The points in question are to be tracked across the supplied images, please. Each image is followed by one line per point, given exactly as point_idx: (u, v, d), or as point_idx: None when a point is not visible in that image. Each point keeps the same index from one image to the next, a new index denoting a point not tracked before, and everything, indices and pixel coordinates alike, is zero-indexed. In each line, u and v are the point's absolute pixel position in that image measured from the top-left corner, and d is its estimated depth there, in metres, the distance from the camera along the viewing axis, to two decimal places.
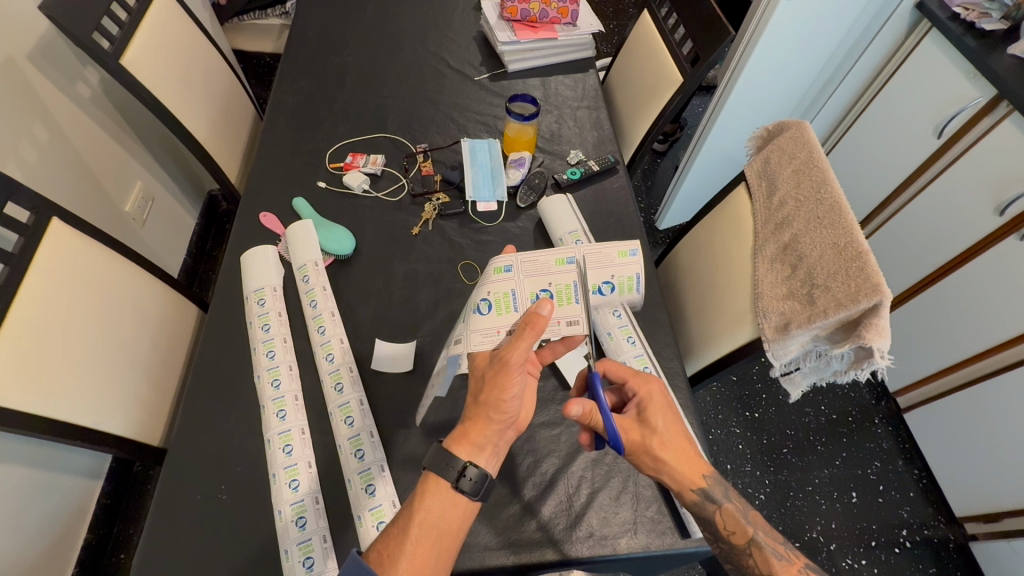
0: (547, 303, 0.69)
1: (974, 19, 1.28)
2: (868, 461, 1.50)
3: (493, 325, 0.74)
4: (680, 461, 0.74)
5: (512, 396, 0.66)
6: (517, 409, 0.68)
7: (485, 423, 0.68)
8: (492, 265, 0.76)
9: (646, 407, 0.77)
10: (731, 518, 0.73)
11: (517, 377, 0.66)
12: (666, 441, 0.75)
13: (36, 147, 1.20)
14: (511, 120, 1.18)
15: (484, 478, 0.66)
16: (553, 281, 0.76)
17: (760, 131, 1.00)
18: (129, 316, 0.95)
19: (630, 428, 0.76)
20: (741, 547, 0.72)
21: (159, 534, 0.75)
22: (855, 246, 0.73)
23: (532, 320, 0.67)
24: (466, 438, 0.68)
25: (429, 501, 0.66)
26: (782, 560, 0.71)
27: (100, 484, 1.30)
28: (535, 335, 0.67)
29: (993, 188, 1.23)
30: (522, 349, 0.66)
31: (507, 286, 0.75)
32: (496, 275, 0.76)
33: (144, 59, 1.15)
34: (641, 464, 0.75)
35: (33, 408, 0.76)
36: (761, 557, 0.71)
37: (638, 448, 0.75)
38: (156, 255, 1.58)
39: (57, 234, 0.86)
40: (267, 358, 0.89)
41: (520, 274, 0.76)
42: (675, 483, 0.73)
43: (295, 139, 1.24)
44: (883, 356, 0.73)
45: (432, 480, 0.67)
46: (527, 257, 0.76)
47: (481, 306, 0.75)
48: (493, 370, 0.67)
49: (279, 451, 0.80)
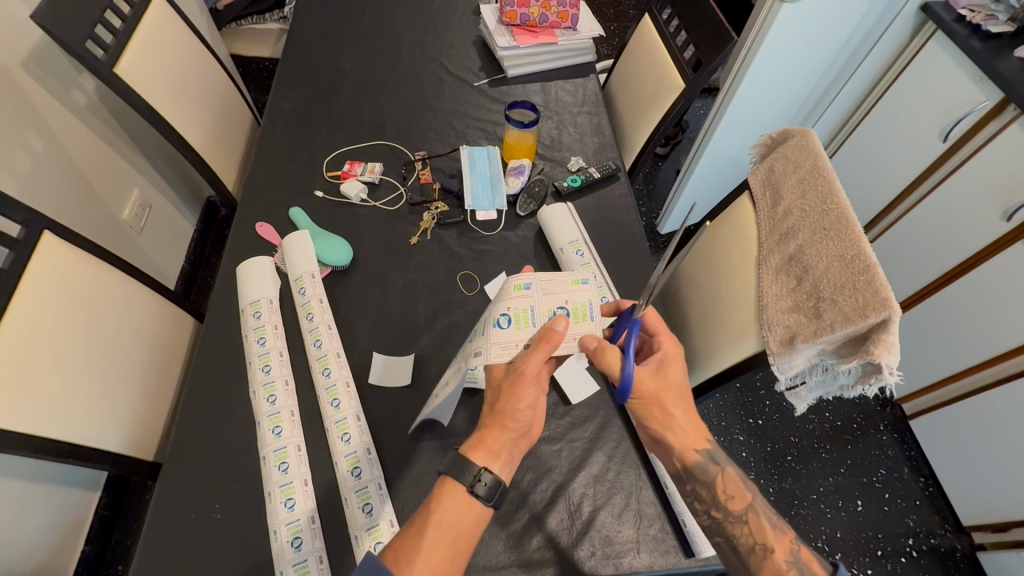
0: (562, 319, 0.71)
1: (980, 21, 1.26)
2: (873, 469, 1.48)
3: (511, 339, 0.74)
4: (689, 421, 0.77)
5: (527, 405, 0.69)
6: (529, 419, 0.69)
7: (501, 430, 0.68)
8: (512, 282, 0.78)
9: (666, 363, 0.79)
10: (732, 483, 0.74)
11: (530, 389, 0.69)
12: (678, 397, 0.77)
13: (30, 156, 1.18)
14: (510, 128, 1.16)
15: (499, 483, 0.65)
16: (570, 299, 0.77)
17: (763, 138, 0.99)
18: (123, 330, 0.94)
19: (647, 378, 0.77)
20: (737, 514, 0.71)
21: (153, 555, 0.73)
22: (862, 258, 0.71)
23: (546, 334, 0.70)
24: (482, 444, 0.67)
25: (446, 503, 0.64)
26: (777, 529, 0.70)
27: (97, 495, 1.28)
28: (552, 347, 0.70)
29: (999, 194, 1.21)
30: (537, 361, 0.69)
31: (527, 302, 0.76)
32: (516, 292, 0.77)
33: (138, 67, 1.14)
34: (649, 415, 0.77)
35: (24, 427, 0.75)
36: (757, 525, 0.70)
37: (651, 399, 0.77)
38: (153, 262, 1.57)
39: (49, 247, 0.85)
40: (263, 373, 0.87)
41: (539, 292, 0.77)
42: (680, 441, 0.75)
43: (292, 147, 1.23)
44: (892, 372, 0.72)
45: (448, 484, 0.66)
46: (547, 277, 0.78)
47: (501, 320, 0.75)
48: (512, 379, 0.69)
49: (275, 469, 0.79)
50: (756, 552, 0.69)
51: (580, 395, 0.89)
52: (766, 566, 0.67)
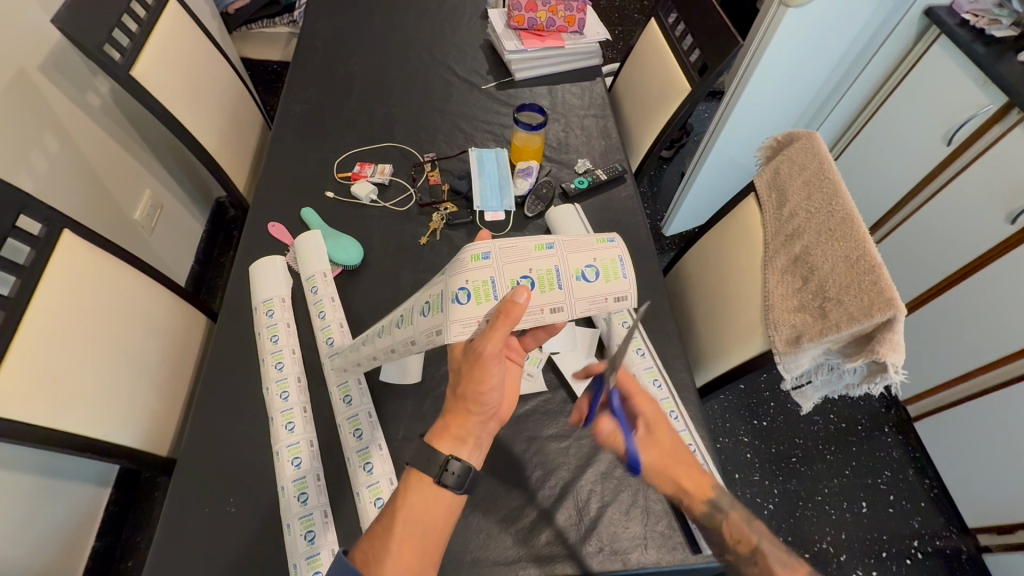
0: (524, 291, 0.64)
1: (983, 26, 1.27)
2: (878, 471, 1.48)
3: (472, 315, 0.68)
4: (693, 474, 0.75)
5: (490, 387, 0.65)
6: (496, 401, 0.67)
7: (465, 416, 0.67)
8: (469, 251, 0.70)
9: (652, 426, 0.78)
10: (735, 526, 0.71)
11: (493, 368, 0.64)
12: (679, 455, 0.77)
13: (47, 157, 1.21)
14: (519, 130, 1.19)
15: (468, 471, 0.65)
16: (533, 266, 0.72)
17: (769, 142, 1.00)
18: (139, 326, 0.96)
19: (646, 447, 0.76)
20: (745, 556, 0.68)
21: (168, 548, 0.75)
22: (868, 258, 0.73)
23: (506, 309, 0.63)
24: (446, 432, 0.67)
25: (412, 498, 0.65)
26: (787, 566, 0.65)
27: (107, 492, 1.30)
28: (511, 324, 0.63)
29: (1003, 196, 1.22)
30: (497, 340, 0.64)
31: (485, 274, 0.69)
32: (473, 263, 0.69)
33: (153, 71, 1.16)
34: (659, 483, 0.75)
35: (42, 420, 0.76)
36: (767, 565, 0.66)
37: (656, 468, 0.75)
38: (164, 262, 1.59)
39: (68, 245, 0.87)
40: (276, 369, 0.89)
41: (499, 261, 0.70)
42: (692, 497, 0.74)
43: (303, 148, 1.25)
44: (897, 371, 0.73)
45: (415, 476, 0.66)
46: (506, 244, 0.71)
47: (459, 296, 0.68)
48: (469, 361, 0.65)
49: (288, 463, 0.80)
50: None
51: None
52: None
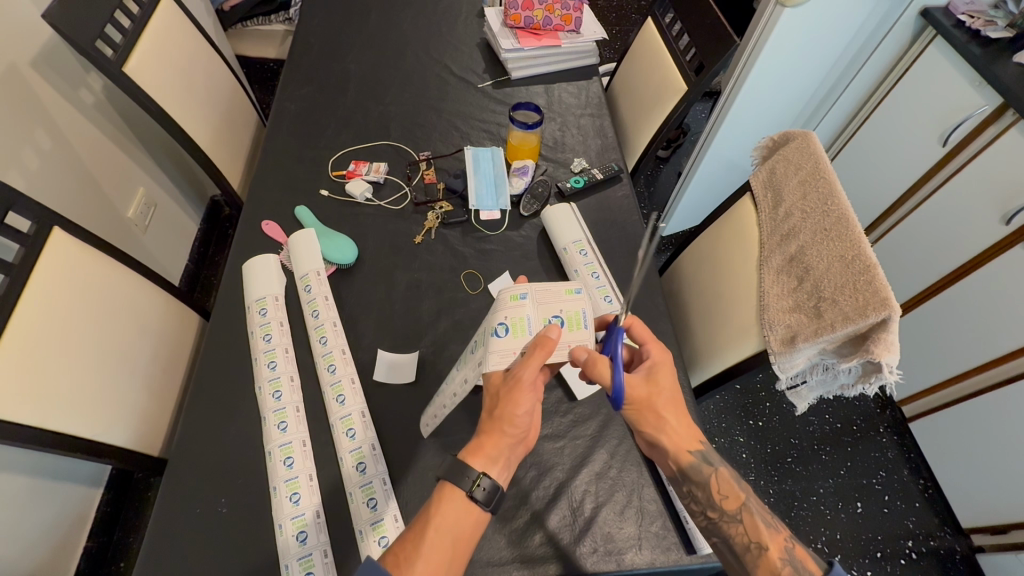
0: (556, 328, 0.70)
1: (979, 27, 1.27)
2: (872, 471, 1.48)
3: (510, 347, 0.70)
4: (680, 424, 0.75)
5: (524, 412, 0.67)
6: (528, 424, 0.68)
7: (499, 435, 0.67)
8: (507, 291, 0.74)
9: (656, 369, 0.77)
10: (725, 483, 0.73)
11: (529, 395, 0.67)
12: (672, 402, 0.76)
13: (39, 153, 1.20)
14: (514, 129, 1.17)
15: (497, 488, 0.64)
16: (564, 308, 0.74)
17: (765, 141, 1.00)
18: (129, 326, 0.95)
19: (638, 384, 0.75)
20: (731, 513, 0.71)
21: (160, 548, 0.74)
22: (862, 259, 0.72)
23: (542, 341, 0.67)
24: (479, 450, 0.66)
25: (443, 509, 0.64)
26: (771, 527, 0.69)
27: (99, 491, 1.29)
28: (546, 355, 0.67)
29: (998, 197, 1.22)
30: (534, 368, 0.66)
31: (523, 311, 0.72)
32: (512, 301, 0.73)
33: (146, 67, 1.15)
34: (642, 421, 0.75)
35: (33, 421, 0.76)
36: (751, 523, 0.70)
37: (643, 405, 0.75)
38: (157, 261, 1.57)
39: (59, 242, 0.86)
40: (268, 369, 0.88)
41: (534, 302, 0.74)
42: (674, 444, 0.74)
43: (296, 147, 1.24)
44: (891, 371, 0.72)
45: (448, 489, 0.65)
46: (541, 285, 0.75)
47: (498, 329, 0.71)
48: (506, 387, 0.67)
49: (280, 464, 0.80)
50: (751, 550, 0.68)
51: (585, 391, 0.90)
52: (761, 564, 0.66)
